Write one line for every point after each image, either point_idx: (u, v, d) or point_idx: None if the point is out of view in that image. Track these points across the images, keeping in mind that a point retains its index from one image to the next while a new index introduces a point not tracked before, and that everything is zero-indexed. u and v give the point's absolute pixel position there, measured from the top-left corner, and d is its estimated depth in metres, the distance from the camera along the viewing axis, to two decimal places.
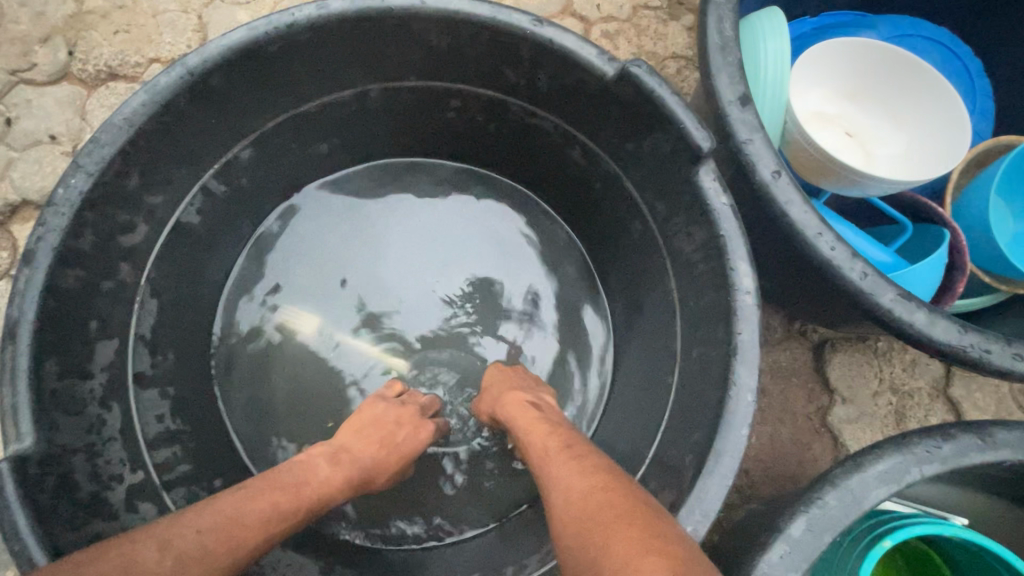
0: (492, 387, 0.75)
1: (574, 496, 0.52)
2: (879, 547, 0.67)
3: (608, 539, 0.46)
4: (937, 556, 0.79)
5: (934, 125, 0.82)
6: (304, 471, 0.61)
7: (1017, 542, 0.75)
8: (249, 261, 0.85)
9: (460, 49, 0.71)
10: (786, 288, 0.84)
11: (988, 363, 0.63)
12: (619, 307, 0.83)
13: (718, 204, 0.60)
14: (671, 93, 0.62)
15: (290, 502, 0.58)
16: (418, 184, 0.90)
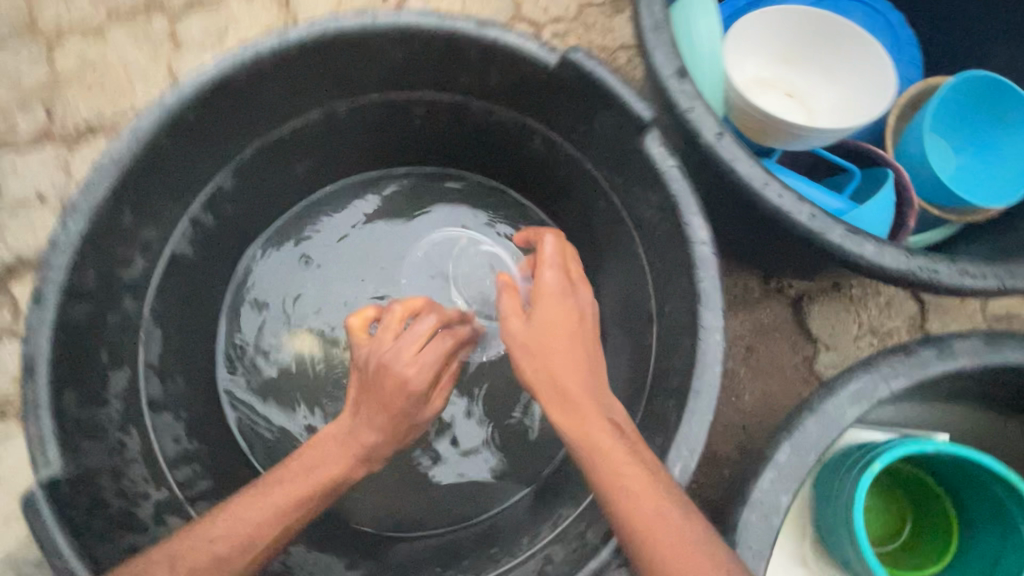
0: (554, 355, 0.63)
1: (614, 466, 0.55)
2: (870, 469, 0.71)
3: (637, 506, 0.53)
4: (928, 475, 0.84)
5: (864, 74, 0.88)
6: (306, 459, 0.64)
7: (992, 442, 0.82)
8: (248, 285, 0.90)
9: (415, 59, 0.76)
10: (750, 246, 0.90)
11: (939, 282, 0.68)
12: (598, 282, 0.88)
13: (667, 166, 0.65)
14: (610, 73, 0.67)
15: (302, 488, 0.61)
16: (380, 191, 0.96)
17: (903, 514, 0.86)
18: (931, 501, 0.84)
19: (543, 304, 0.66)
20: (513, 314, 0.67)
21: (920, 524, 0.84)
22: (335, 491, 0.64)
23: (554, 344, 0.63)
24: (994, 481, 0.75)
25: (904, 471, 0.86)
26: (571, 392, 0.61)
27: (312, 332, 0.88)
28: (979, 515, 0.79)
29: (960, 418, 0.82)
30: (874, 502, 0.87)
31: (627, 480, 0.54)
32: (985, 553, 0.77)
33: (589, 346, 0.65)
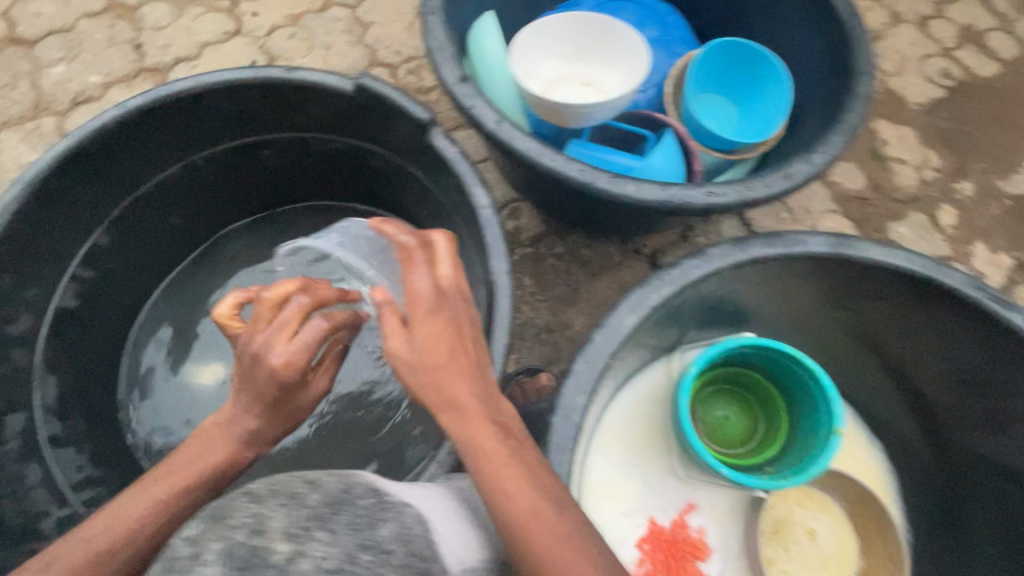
0: (433, 361, 0.62)
1: (479, 449, 0.60)
2: (686, 374, 0.92)
3: (500, 475, 0.58)
4: (760, 377, 1.01)
5: (625, 51, 1.07)
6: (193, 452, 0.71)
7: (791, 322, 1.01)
8: (141, 328, 1.02)
9: (246, 108, 0.91)
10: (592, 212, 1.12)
11: (691, 205, 0.86)
12: None
13: (452, 153, 0.81)
14: (394, 90, 0.83)
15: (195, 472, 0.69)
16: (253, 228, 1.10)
17: (758, 417, 1.02)
18: (768, 399, 1.01)
19: (423, 317, 0.63)
20: (393, 327, 0.64)
21: (767, 420, 1.00)
22: (223, 474, 0.70)
23: (435, 349, 0.62)
24: (790, 362, 0.94)
25: (743, 380, 1.03)
26: (442, 388, 0.62)
27: (203, 369, 1.01)
28: (796, 396, 0.96)
29: (758, 313, 1.00)
30: (731, 413, 1.03)
31: (488, 454, 0.59)
32: (806, 425, 0.94)
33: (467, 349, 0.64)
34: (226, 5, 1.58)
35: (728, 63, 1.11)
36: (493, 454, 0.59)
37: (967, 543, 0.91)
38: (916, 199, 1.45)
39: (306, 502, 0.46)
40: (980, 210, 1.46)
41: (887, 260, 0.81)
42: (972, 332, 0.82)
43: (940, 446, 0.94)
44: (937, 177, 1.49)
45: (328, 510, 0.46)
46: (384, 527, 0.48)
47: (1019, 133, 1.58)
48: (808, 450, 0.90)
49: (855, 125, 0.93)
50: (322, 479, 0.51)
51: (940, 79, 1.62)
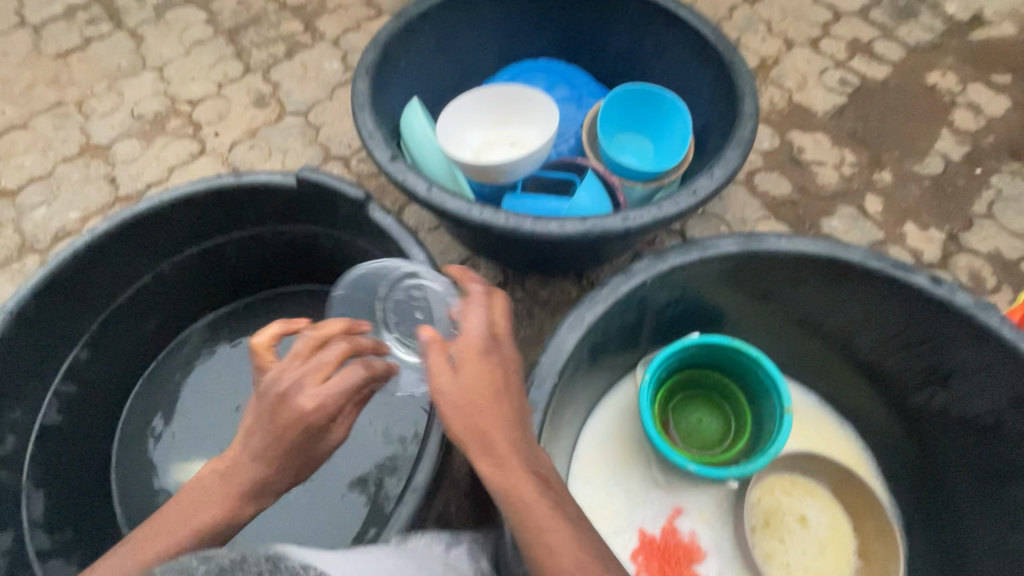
0: (478, 403, 0.65)
1: (516, 483, 0.63)
2: (643, 383, 0.97)
3: (529, 510, 0.62)
4: (720, 376, 1.06)
5: (530, 106, 1.22)
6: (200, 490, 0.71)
7: (734, 313, 1.08)
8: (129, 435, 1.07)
9: (204, 214, 1.01)
10: (538, 255, 1.22)
11: (612, 229, 0.95)
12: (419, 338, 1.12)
13: (388, 221, 0.91)
14: (330, 176, 0.93)
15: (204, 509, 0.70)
16: (226, 323, 1.18)
17: (727, 414, 1.07)
18: (734, 395, 1.05)
19: (472, 361, 0.66)
20: (446, 371, 0.66)
21: (737, 416, 1.05)
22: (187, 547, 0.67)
23: (485, 392, 0.66)
24: (742, 354, 1.00)
25: (708, 381, 1.07)
26: (475, 413, 0.65)
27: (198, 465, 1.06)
28: (756, 386, 1.01)
29: (700, 313, 1.08)
30: (703, 415, 1.07)
31: (525, 490, 0.63)
32: (772, 412, 0.98)
33: (503, 386, 0.67)
34: (190, 131, 1.75)
35: (630, 105, 1.24)
36: (527, 487, 0.63)
37: (943, 494, 0.97)
38: (840, 195, 1.57)
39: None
40: (900, 195, 1.58)
41: (802, 248, 0.92)
42: (893, 298, 0.93)
43: (898, 406, 1.02)
44: (856, 172, 1.61)
45: None
46: None
47: (921, 121, 1.73)
48: (772, 435, 0.95)
49: (748, 138, 1.04)
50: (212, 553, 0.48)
51: (840, 87, 1.79)
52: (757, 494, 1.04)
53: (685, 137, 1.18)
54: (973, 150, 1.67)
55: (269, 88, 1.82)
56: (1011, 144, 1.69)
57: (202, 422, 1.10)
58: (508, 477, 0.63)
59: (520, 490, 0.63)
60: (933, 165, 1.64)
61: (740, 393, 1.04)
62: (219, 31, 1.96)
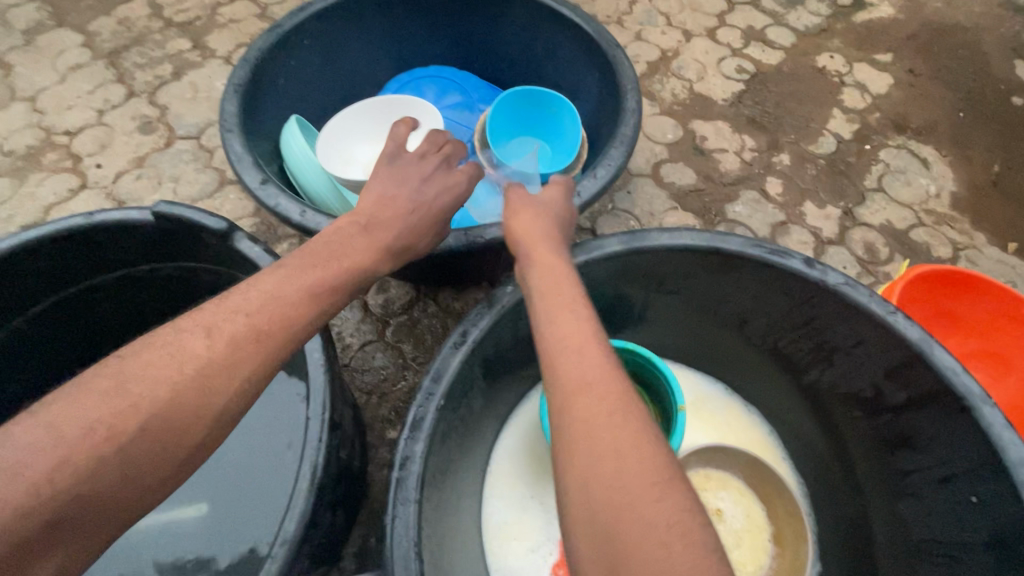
0: (531, 224, 0.81)
1: (555, 284, 0.72)
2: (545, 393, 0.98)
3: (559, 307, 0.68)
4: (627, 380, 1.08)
5: (413, 115, 1.18)
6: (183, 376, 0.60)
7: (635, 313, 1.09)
8: None
9: (58, 261, 0.92)
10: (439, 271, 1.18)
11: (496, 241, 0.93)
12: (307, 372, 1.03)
13: (256, 253, 0.85)
14: (189, 209, 0.87)
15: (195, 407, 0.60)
16: None
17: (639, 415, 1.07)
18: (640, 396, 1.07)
19: (538, 202, 0.85)
20: (513, 207, 0.85)
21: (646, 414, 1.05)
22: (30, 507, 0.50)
23: (538, 218, 0.82)
24: (640, 356, 1.03)
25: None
26: (536, 236, 0.79)
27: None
28: (657, 384, 1.03)
29: (605, 312, 1.08)
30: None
31: (563, 290, 0.71)
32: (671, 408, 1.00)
33: (562, 238, 0.82)
34: (69, 164, 1.61)
35: (515, 106, 1.21)
36: (565, 287, 0.71)
37: (846, 464, 1.00)
38: (743, 180, 1.62)
39: None
40: (799, 175, 1.64)
41: (679, 242, 0.93)
42: (773, 282, 0.95)
43: (799, 384, 1.05)
44: (756, 156, 1.67)
45: None
46: None
47: (814, 102, 1.80)
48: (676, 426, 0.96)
49: (632, 134, 1.04)
50: None
51: (737, 74, 1.84)
52: None
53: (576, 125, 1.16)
54: (862, 127, 1.76)
55: (157, 112, 1.71)
56: (895, 119, 1.78)
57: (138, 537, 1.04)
58: (546, 278, 0.73)
59: (555, 291, 0.71)
60: (826, 144, 1.71)
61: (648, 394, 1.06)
62: (98, 54, 1.82)
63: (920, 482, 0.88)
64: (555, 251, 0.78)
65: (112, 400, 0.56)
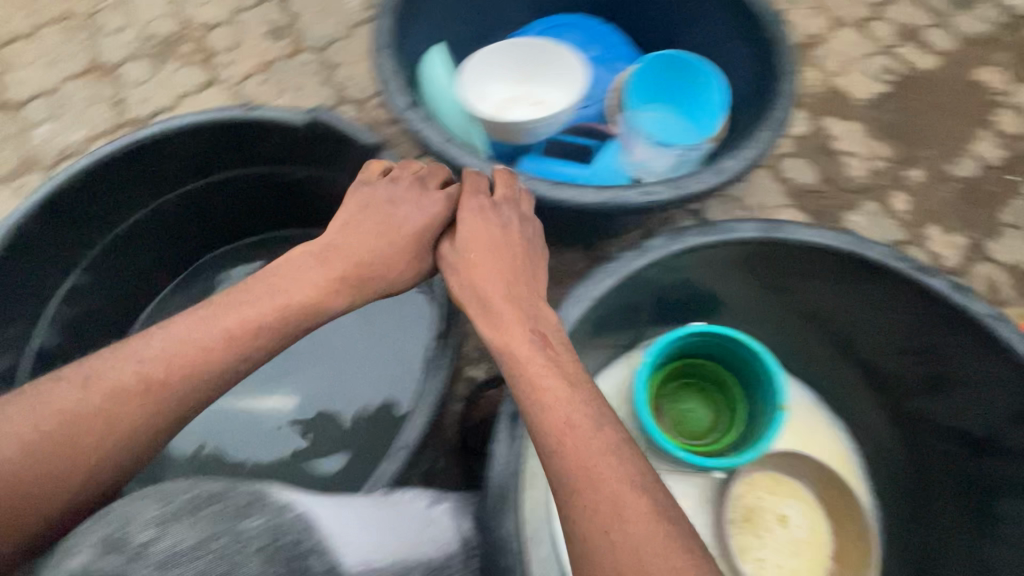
0: (493, 281, 0.76)
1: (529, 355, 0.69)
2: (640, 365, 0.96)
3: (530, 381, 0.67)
4: (711, 367, 1.06)
5: (552, 60, 1.16)
6: (107, 392, 0.67)
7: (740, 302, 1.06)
8: None
9: (211, 148, 0.97)
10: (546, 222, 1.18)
11: (630, 204, 0.91)
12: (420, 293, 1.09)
13: (402, 174, 0.87)
14: (345, 120, 0.89)
15: (185, 366, 0.70)
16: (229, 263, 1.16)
17: (718, 405, 1.05)
18: (724, 386, 1.05)
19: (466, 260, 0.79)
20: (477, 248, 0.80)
21: (728, 405, 1.04)
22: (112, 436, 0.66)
23: (472, 276, 0.77)
24: (744, 349, 0.98)
25: (704, 371, 1.06)
26: (489, 297, 0.75)
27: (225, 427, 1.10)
28: (754, 382, 0.99)
29: (708, 297, 1.06)
30: (694, 404, 1.06)
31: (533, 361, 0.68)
32: (765, 409, 0.96)
33: (520, 262, 0.79)
34: (201, 58, 1.67)
35: (651, 74, 1.14)
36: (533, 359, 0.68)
37: (925, 501, 0.98)
38: (866, 190, 1.52)
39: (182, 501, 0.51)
40: (929, 196, 1.53)
41: (820, 241, 0.89)
42: (906, 302, 0.90)
43: (896, 413, 1.01)
44: (886, 167, 1.55)
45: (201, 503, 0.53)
46: (253, 518, 0.52)
47: (964, 120, 1.64)
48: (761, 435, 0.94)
49: (785, 117, 0.99)
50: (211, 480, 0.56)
51: (883, 75, 1.70)
52: (739, 490, 1.04)
53: (722, 87, 1.10)
54: (1013, 156, 1.60)
55: (286, 19, 1.73)
56: None
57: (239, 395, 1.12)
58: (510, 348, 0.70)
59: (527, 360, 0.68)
60: (967, 167, 1.58)
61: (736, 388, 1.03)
62: None
63: (1010, 534, 0.86)
64: (525, 309, 0.73)
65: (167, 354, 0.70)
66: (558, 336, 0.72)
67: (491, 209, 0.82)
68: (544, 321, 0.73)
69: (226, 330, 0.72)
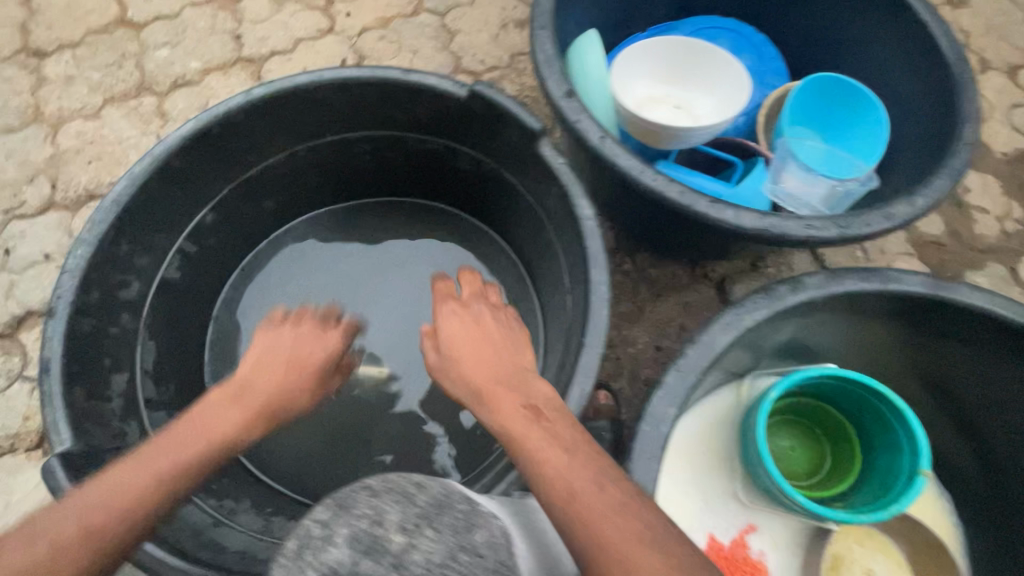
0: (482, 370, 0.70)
1: (549, 462, 0.57)
2: (765, 398, 0.88)
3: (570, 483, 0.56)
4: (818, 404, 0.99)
5: (706, 64, 1.10)
6: (48, 543, 0.52)
7: (864, 359, 1.00)
8: (233, 294, 1.07)
9: (357, 105, 0.94)
10: (667, 232, 1.10)
11: (790, 235, 0.84)
12: (534, 285, 1.04)
13: (558, 165, 0.83)
14: (506, 97, 0.85)
15: (140, 499, 0.56)
16: (342, 222, 1.14)
17: (822, 446, 0.99)
18: (835, 426, 0.97)
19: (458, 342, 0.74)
20: (466, 335, 0.74)
21: (834, 448, 0.98)
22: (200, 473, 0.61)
23: (462, 362, 0.72)
24: (875, 395, 0.89)
25: (816, 415, 0.99)
26: (476, 387, 0.69)
27: None
28: (880, 437, 0.91)
29: (837, 346, 0.99)
30: (793, 442, 1.00)
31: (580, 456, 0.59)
32: (894, 467, 0.87)
33: (508, 353, 0.73)
34: (321, 4, 1.63)
35: (805, 100, 1.07)
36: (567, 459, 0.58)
37: None
38: (994, 250, 1.42)
39: (414, 500, 0.46)
40: None
41: (989, 309, 0.82)
42: None
43: None
44: (1020, 230, 1.45)
45: (434, 511, 0.46)
46: (479, 532, 0.46)
47: None
48: (893, 484, 0.85)
49: (969, 158, 0.89)
50: (426, 482, 0.50)
51: None
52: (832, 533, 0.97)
53: (885, 123, 1.02)
54: None
55: None
56: None
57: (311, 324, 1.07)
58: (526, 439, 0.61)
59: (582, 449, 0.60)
60: None
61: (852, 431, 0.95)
62: None
63: None
64: (524, 406, 0.65)
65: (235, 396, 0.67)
66: (555, 412, 0.65)
67: (458, 304, 0.79)
68: (535, 400, 0.66)
69: (166, 463, 0.59)
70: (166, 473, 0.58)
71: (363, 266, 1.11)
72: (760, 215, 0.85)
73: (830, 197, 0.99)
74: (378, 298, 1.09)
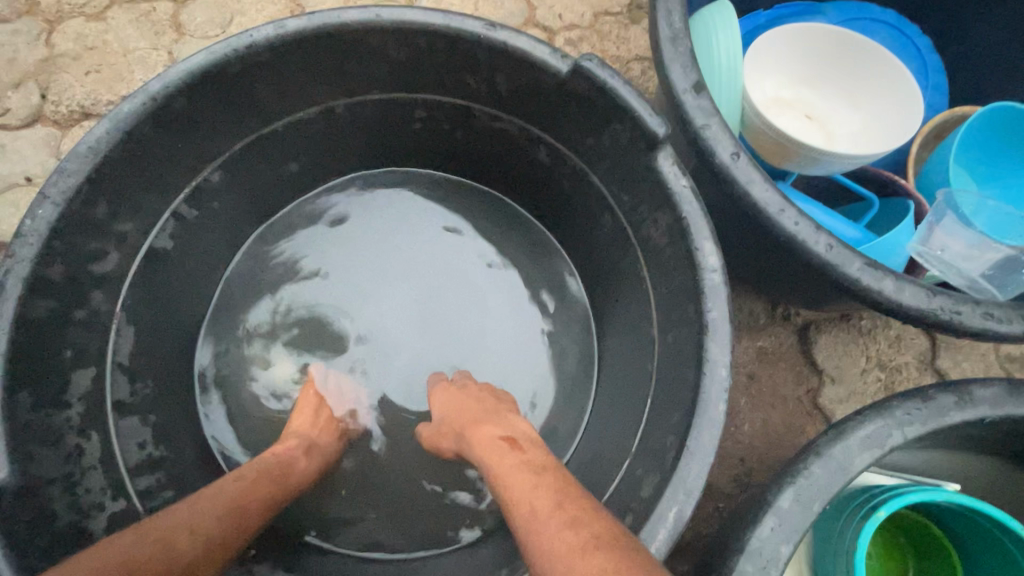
0: (459, 413, 0.71)
1: (538, 510, 0.52)
2: (874, 517, 0.66)
3: (548, 539, 0.48)
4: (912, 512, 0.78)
5: (859, 66, 0.87)
6: (201, 541, 0.51)
7: (1002, 487, 0.78)
8: (242, 265, 0.87)
9: (418, 60, 0.73)
10: (756, 284, 0.89)
11: (960, 325, 0.63)
12: (599, 315, 0.84)
13: (679, 186, 0.62)
14: (621, 82, 0.64)
15: (259, 510, 0.58)
16: (372, 196, 0.92)
17: (904, 559, 0.79)
18: (930, 547, 0.77)
19: (449, 407, 0.73)
20: (449, 394, 0.75)
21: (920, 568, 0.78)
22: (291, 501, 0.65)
23: (447, 418, 0.72)
24: (1005, 537, 0.68)
25: (909, 525, 0.79)
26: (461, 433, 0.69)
27: (283, 340, 0.84)
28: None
29: (974, 468, 0.77)
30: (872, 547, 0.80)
31: (595, 528, 0.49)
32: None
33: (492, 404, 0.72)
34: None
35: (994, 139, 0.85)
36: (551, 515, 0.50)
37: None
38: None
39: None
40: None
41: None
42: None
43: None
44: None
45: None
46: None
47: None
48: None
49: None
50: None
51: None
52: None
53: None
54: None
55: None
56: None
57: (310, 307, 0.86)
58: (512, 494, 0.55)
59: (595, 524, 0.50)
60: None
61: (953, 560, 0.74)
62: None
63: None
64: (518, 464, 0.59)
65: (313, 450, 0.69)
66: (531, 443, 0.63)
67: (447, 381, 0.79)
68: (513, 432, 0.65)
69: (269, 493, 0.60)
70: (282, 491, 0.62)
71: (398, 243, 0.90)
72: (924, 286, 0.64)
73: (996, 269, 0.74)
74: (410, 287, 0.87)
